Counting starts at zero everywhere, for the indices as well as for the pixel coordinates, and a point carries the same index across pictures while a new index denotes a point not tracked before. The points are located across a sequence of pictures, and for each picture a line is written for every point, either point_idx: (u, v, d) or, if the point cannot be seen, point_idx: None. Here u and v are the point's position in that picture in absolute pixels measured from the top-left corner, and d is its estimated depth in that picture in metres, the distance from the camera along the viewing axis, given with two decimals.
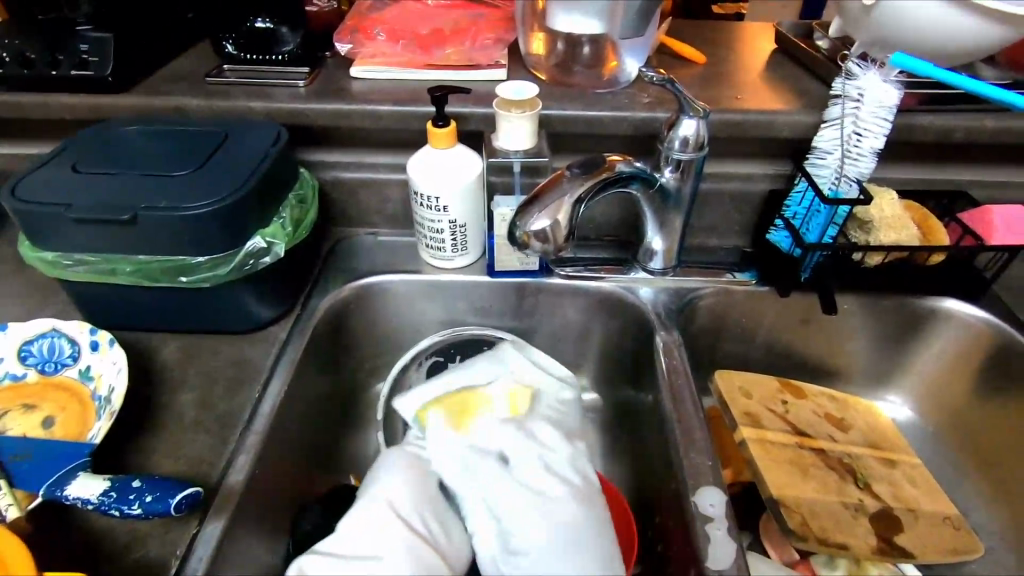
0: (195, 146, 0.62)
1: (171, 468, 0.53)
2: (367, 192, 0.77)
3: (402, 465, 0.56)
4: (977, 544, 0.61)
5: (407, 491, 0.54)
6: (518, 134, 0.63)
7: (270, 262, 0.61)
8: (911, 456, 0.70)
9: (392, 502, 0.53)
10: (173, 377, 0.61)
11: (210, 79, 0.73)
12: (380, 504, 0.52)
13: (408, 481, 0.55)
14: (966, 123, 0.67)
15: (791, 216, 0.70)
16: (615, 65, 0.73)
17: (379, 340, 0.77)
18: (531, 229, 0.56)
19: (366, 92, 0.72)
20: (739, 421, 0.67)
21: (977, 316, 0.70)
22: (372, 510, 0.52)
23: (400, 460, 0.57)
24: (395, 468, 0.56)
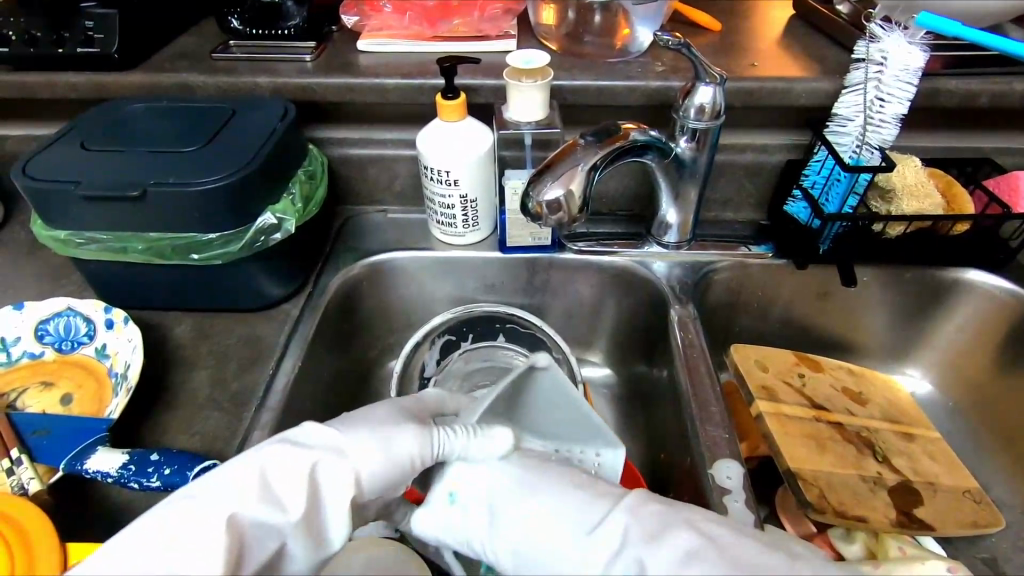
0: (202, 122, 0.62)
1: (189, 444, 0.53)
2: (376, 168, 0.76)
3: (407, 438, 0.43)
4: (998, 517, 0.61)
5: (379, 458, 0.41)
6: (530, 104, 0.61)
7: (280, 239, 0.61)
8: (930, 429, 0.69)
9: (359, 462, 0.40)
10: (188, 355, 0.61)
11: (216, 55, 0.73)
12: (372, 454, 0.41)
13: (390, 452, 0.42)
14: (993, 87, 0.65)
15: (809, 186, 0.68)
16: (627, 33, 0.71)
17: (391, 319, 0.77)
18: (543, 200, 0.55)
19: (374, 65, 0.70)
20: (755, 396, 0.66)
21: (1001, 287, 0.68)
22: (338, 454, 0.40)
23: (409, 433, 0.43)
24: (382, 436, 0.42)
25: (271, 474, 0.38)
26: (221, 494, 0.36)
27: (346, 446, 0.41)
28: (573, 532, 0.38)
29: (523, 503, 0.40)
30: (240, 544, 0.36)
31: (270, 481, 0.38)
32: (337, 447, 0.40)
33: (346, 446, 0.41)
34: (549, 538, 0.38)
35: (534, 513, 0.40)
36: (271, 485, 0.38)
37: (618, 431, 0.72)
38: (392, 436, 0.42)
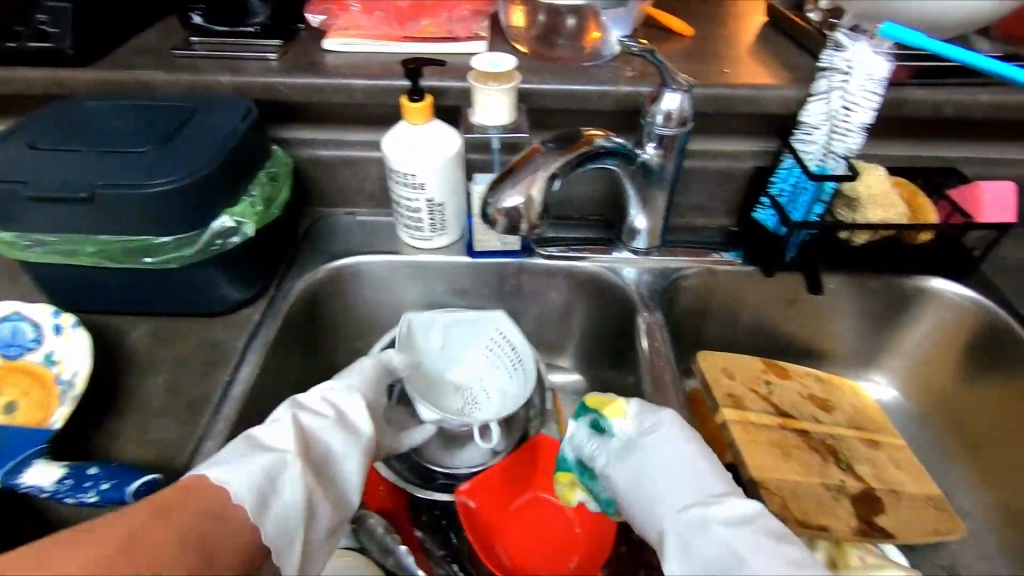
0: (159, 121, 0.60)
1: (138, 454, 0.52)
2: (344, 169, 0.75)
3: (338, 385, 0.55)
4: (958, 525, 0.61)
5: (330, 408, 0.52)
6: (495, 108, 0.61)
7: (239, 242, 0.59)
8: (896, 437, 0.69)
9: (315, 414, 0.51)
10: (143, 361, 0.60)
11: (177, 52, 0.71)
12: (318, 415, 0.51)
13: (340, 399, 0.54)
14: (958, 98, 0.66)
15: (777, 194, 0.68)
16: (597, 37, 0.70)
17: (358, 323, 0.75)
18: (502, 207, 0.55)
19: (341, 65, 0.69)
20: (722, 403, 0.66)
21: (965, 295, 0.69)
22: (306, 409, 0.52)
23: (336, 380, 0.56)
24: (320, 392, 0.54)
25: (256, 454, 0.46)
26: (221, 469, 0.44)
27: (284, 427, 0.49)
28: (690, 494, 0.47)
29: (667, 442, 0.49)
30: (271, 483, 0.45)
31: (264, 441, 0.48)
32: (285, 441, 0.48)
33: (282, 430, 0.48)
34: (684, 471, 0.48)
35: (671, 451, 0.49)
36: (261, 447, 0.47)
37: None
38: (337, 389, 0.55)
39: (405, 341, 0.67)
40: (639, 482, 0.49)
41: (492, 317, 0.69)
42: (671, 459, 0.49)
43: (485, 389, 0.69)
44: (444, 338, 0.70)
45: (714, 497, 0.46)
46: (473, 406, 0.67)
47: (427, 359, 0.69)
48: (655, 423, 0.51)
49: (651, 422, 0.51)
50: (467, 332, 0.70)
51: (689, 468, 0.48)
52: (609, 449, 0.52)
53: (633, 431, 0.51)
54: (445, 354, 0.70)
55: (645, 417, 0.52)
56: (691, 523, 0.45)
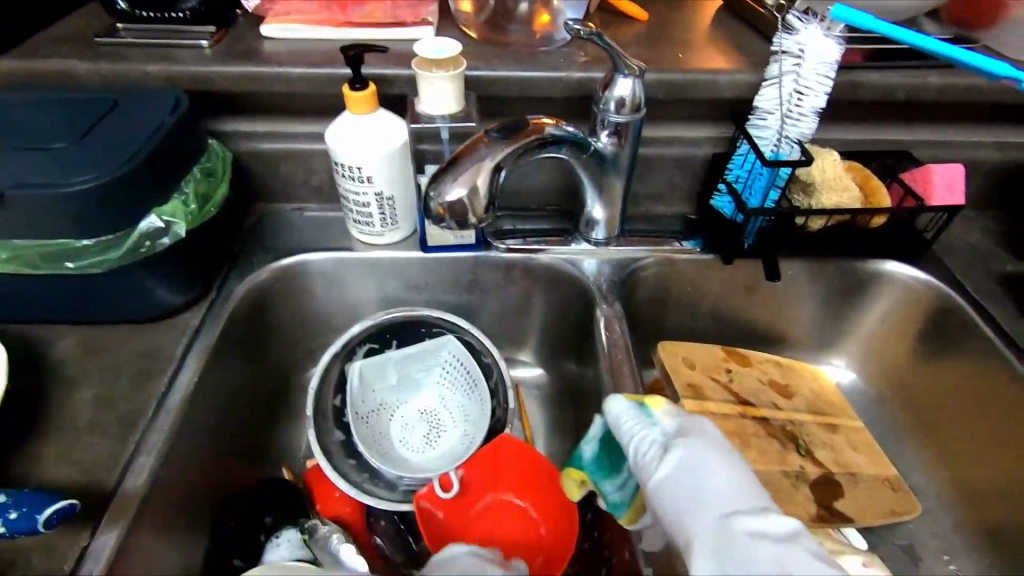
0: (77, 115, 0.56)
1: (64, 474, 0.48)
2: (289, 163, 0.71)
3: None
4: (913, 504, 0.62)
5: None
6: (441, 95, 0.58)
7: (169, 243, 0.56)
8: (853, 420, 0.70)
9: None
10: (71, 373, 0.56)
11: (100, 40, 0.66)
12: None
13: None
14: (907, 81, 0.66)
15: (733, 180, 0.67)
16: (547, 21, 0.68)
17: (309, 324, 0.72)
18: (445, 200, 0.52)
19: (279, 53, 0.65)
20: (682, 394, 0.65)
21: (918, 278, 0.70)
22: None
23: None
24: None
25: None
26: None
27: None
28: (738, 499, 0.42)
29: (713, 441, 0.45)
30: None
31: None
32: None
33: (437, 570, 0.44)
34: (731, 476, 0.43)
35: (719, 454, 0.44)
36: None
37: (549, 433, 0.71)
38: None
39: (359, 390, 0.65)
40: (678, 473, 0.43)
41: (443, 342, 0.68)
42: (716, 465, 0.43)
43: (446, 407, 0.68)
44: (398, 371, 0.68)
45: (756, 508, 0.41)
46: (438, 432, 0.66)
47: (383, 394, 0.68)
48: (704, 428, 0.46)
49: (697, 424, 0.47)
50: (418, 362, 0.68)
51: (735, 474, 0.43)
52: (656, 433, 0.46)
53: (670, 428, 0.46)
54: (400, 387, 0.69)
55: (690, 420, 0.47)
56: (728, 532, 0.40)
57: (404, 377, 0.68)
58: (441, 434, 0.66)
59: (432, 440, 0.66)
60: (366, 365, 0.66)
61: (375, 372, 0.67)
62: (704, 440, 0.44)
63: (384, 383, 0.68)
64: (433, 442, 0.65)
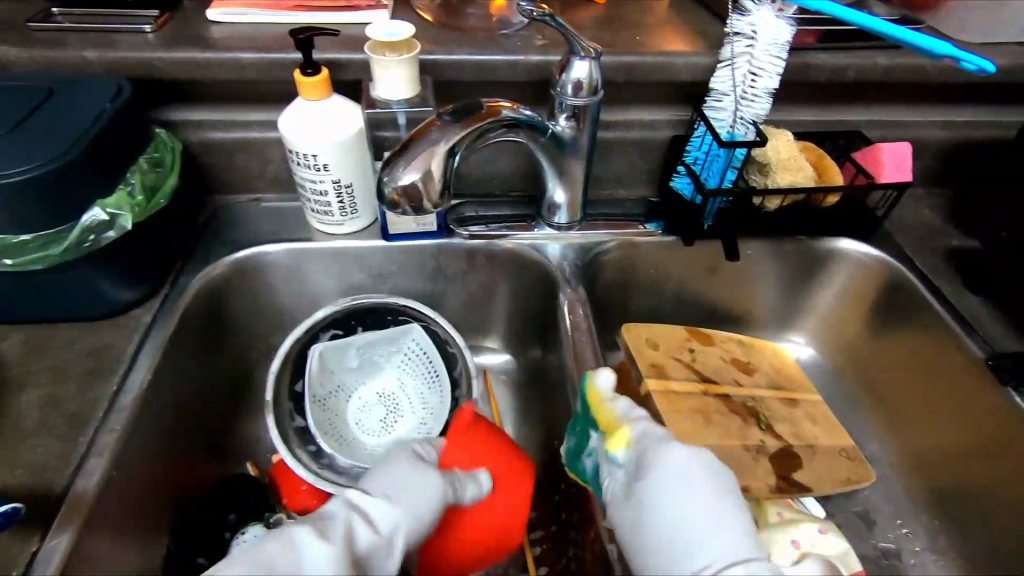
0: (9, 104, 0.53)
1: (9, 478, 0.46)
2: (243, 153, 0.69)
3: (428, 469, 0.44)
4: (868, 472, 0.65)
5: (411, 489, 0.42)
6: (394, 83, 0.57)
7: (115, 237, 0.53)
8: (811, 393, 0.72)
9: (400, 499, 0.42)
10: (15, 375, 0.54)
11: (34, 25, 0.63)
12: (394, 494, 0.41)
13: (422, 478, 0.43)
14: (857, 62, 0.67)
15: (692, 162, 0.68)
16: (503, 4, 0.69)
17: (270, 318, 0.71)
18: (399, 185, 0.51)
19: (227, 38, 0.63)
20: (645, 374, 0.66)
21: (870, 254, 0.72)
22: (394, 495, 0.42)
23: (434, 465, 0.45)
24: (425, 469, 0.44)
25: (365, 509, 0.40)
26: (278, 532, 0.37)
27: (401, 488, 0.42)
28: (680, 552, 0.39)
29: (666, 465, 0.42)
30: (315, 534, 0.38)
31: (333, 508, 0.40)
32: (401, 498, 0.42)
33: (420, 494, 0.42)
34: (691, 507, 0.40)
35: (675, 481, 0.41)
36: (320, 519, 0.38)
37: (518, 418, 0.71)
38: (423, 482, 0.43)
39: (321, 374, 0.64)
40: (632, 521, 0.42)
41: (408, 330, 0.67)
42: (665, 513, 0.40)
43: (405, 392, 0.68)
44: (362, 354, 0.67)
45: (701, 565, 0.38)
46: (396, 416, 0.66)
47: (344, 376, 0.67)
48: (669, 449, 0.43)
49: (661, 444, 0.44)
50: (383, 347, 0.68)
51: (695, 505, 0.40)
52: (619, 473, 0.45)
53: (634, 447, 0.45)
54: (361, 369, 0.68)
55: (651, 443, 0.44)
56: None
57: (366, 360, 0.68)
58: (398, 419, 0.66)
59: (389, 425, 0.66)
60: (330, 348, 0.65)
61: (336, 354, 0.65)
62: (654, 480, 0.41)
63: (346, 365, 0.67)
64: (388, 428, 0.66)
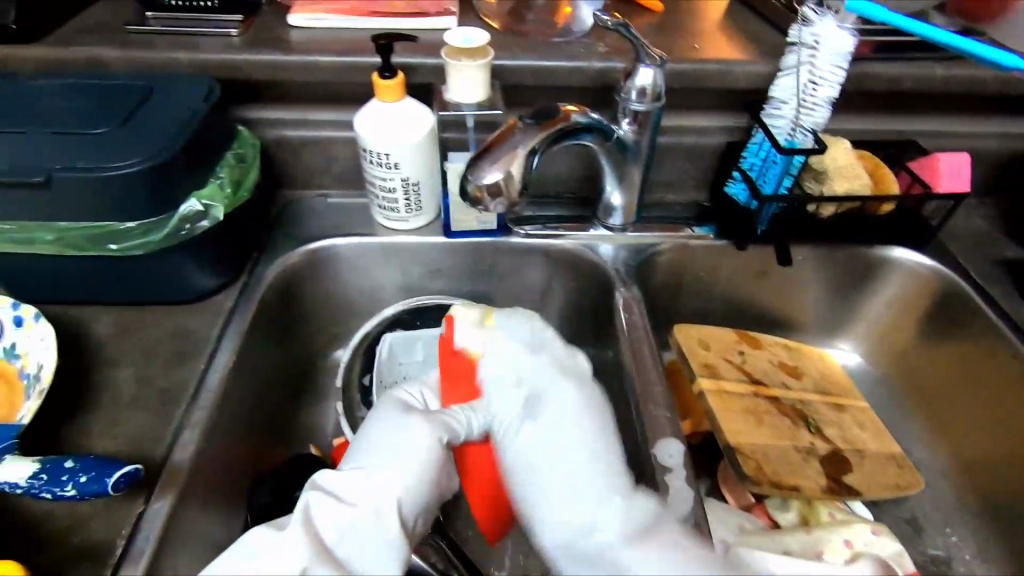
0: (115, 101, 0.57)
1: (113, 447, 0.50)
2: (313, 150, 0.73)
3: (423, 435, 0.47)
4: (917, 479, 0.65)
5: (416, 471, 0.45)
6: (468, 86, 0.60)
7: (208, 226, 0.57)
8: (859, 399, 0.73)
9: (394, 489, 0.44)
10: (110, 353, 0.58)
11: (131, 28, 0.67)
12: (399, 484, 0.44)
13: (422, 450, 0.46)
14: (916, 72, 0.68)
15: (748, 168, 0.69)
16: (569, 11, 0.72)
17: (333, 308, 0.74)
18: (482, 183, 0.54)
19: (306, 42, 0.67)
20: (697, 373, 0.67)
21: (924, 264, 0.72)
22: (387, 479, 0.44)
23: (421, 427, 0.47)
24: (406, 423, 0.48)
25: (334, 517, 0.43)
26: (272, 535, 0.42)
27: (373, 470, 0.45)
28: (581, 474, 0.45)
29: (551, 450, 0.46)
30: (326, 549, 0.42)
31: (339, 492, 0.44)
32: (364, 496, 0.43)
33: (393, 473, 0.44)
34: (576, 494, 0.44)
35: (559, 472, 0.45)
36: (320, 527, 0.43)
37: None
38: (417, 444, 0.46)
39: (386, 360, 0.69)
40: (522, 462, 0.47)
41: None
42: (558, 450, 0.46)
43: None
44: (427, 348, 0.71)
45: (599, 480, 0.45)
46: None
47: (410, 369, 0.70)
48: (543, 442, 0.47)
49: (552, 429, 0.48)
50: None
51: (580, 494, 0.44)
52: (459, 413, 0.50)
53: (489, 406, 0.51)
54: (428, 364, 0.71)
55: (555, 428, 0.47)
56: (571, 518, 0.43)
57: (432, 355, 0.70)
58: None
59: None
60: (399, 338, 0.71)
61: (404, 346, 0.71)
62: (552, 417, 0.48)
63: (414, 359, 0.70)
64: None
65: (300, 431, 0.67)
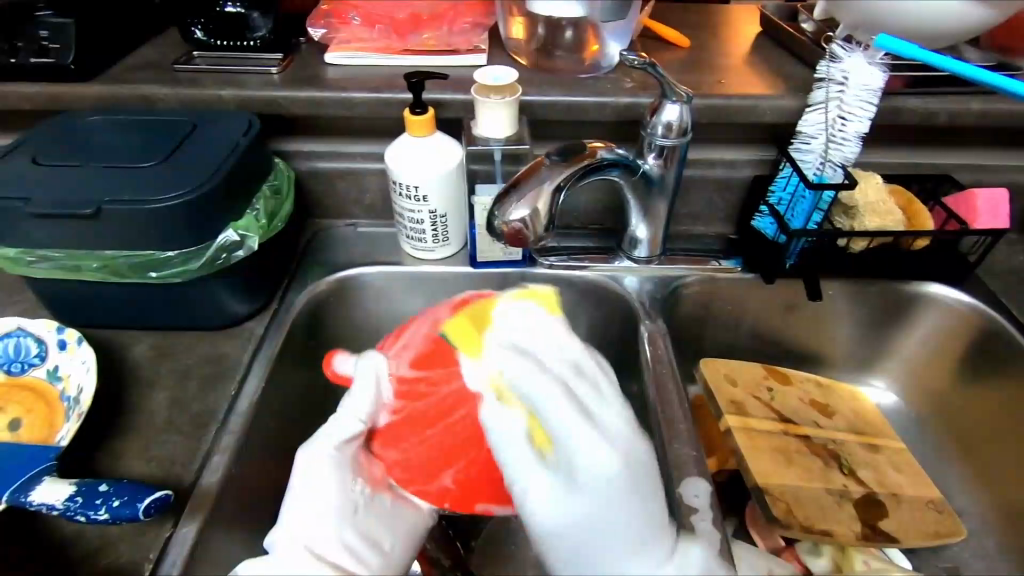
0: (163, 136, 0.60)
1: (144, 470, 0.52)
2: (345, 181, 0.75)
3: (324, 458, 0.48)
4: (960, 527, 0.62)
5: (318, 506, 0.45)
6: (496, 121, 0.61)
7: (243, 255, 0.59)
8: (896, 441, 0.70)
9: (305, 530, 0.44)
10: (146, 376, 0.60)
11: (178, 66, 0.71)
12: (309, 534, 0.44)
13: (330, 484, 0.47)
14: (950, 106, 0.67)
15: (776, 203, 0.69)
16: (596, 49, 0.71)
17: (360, 335, 0.75)
18: (508, 218, 0.55)
19: (342, 79, 0.70)
20: (724, 410, 0.66)
21: (961, 300, 0.70)
22: (299, 520, 0.44)
23: (317, 446, 0.49)
24: (315, 451, 0.49)
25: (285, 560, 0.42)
26: None
27: (311, 491, 0.46)
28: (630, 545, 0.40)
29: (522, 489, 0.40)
30: None
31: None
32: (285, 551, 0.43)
33: (310, 510, 0.45)
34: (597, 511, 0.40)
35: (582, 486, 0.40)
36: None
37: None
38: (314, 469, 0.47)
39: None
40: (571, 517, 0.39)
41: None
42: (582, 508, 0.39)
43: None
44: None
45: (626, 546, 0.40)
46: None
47: None
48: (506, 420, 0.41)
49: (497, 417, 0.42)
50: None
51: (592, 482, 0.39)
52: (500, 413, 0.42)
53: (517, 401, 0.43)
54: None
55: (528, 377, 0.42)
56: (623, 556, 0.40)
57: None
58: None
59: None
60: None
61: None
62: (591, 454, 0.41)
63: None
64: None
65: None
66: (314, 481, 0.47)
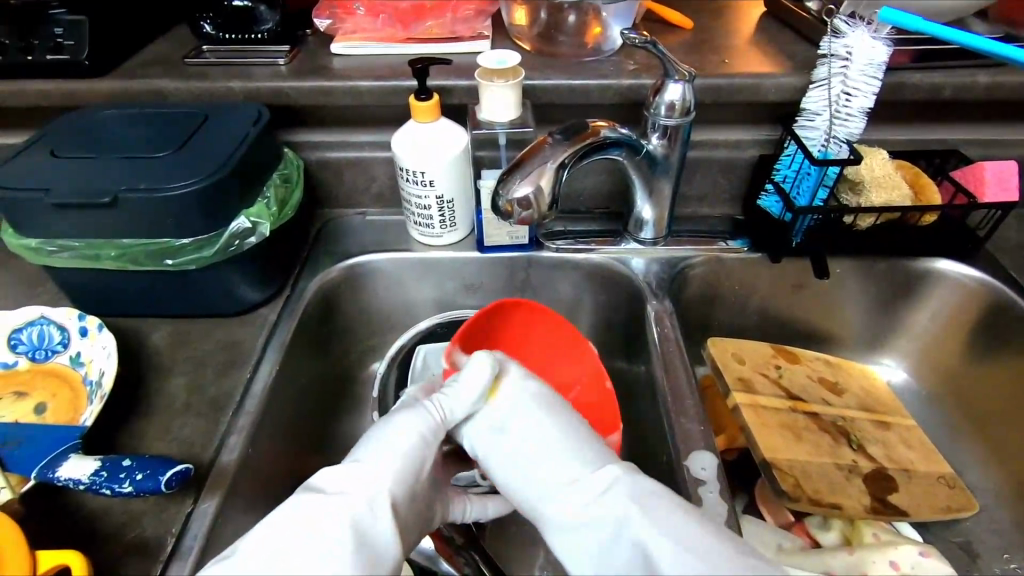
0: (175, 127, 0.62)
1: (165, 450, 0.53)
2: (353, 170, 0.76)
3: (412, 418, 0.47)
4: (971, 501, 0.62)
5: (399, 462, 0.44)
6: (501, 103, 0.62)
7: (255, 242, 0.61)
8: (906, 417, 0.70)
9: (383, 480, 0.43)
10: (165, 361, 0.61)
11: (189, 61, 0.72)
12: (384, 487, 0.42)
13: (414, 446, 0.45)
14: (957, 80, 0.66)
15: (781, 180, 0.69)
16: (598, 32, 0.71)
17: (371, 320, 0.76)
18: (514, 197, 0.56)
19: (348, 69, 0.71)
20: (732, 387, 0.67)
21: (970, 275, 0.70)
22: (378, 466, 0.43)
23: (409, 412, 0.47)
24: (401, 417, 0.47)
25: (278, 527, 0.39)
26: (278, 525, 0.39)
27: (366, 465, 0.44)
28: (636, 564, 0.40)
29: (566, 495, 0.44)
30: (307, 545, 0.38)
31: (311, 504, 0.41)
32: (350, 489, 0.42)
33: (384, 464, 0.44)
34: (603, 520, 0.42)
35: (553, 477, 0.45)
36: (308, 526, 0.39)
37: None
38: (403, 432, 0.46)
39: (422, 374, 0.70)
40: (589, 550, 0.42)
41: None
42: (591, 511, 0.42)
43: None
44: None
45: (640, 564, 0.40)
46: None
47: None
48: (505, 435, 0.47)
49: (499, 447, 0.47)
50: None
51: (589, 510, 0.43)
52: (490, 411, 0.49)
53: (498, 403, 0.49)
54: None
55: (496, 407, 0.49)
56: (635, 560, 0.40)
57: None
58: None
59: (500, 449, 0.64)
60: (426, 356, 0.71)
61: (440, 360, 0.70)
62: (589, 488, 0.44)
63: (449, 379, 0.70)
64: None
65: (338, 443, 0.69)
66: (397, 435, 0.46)
